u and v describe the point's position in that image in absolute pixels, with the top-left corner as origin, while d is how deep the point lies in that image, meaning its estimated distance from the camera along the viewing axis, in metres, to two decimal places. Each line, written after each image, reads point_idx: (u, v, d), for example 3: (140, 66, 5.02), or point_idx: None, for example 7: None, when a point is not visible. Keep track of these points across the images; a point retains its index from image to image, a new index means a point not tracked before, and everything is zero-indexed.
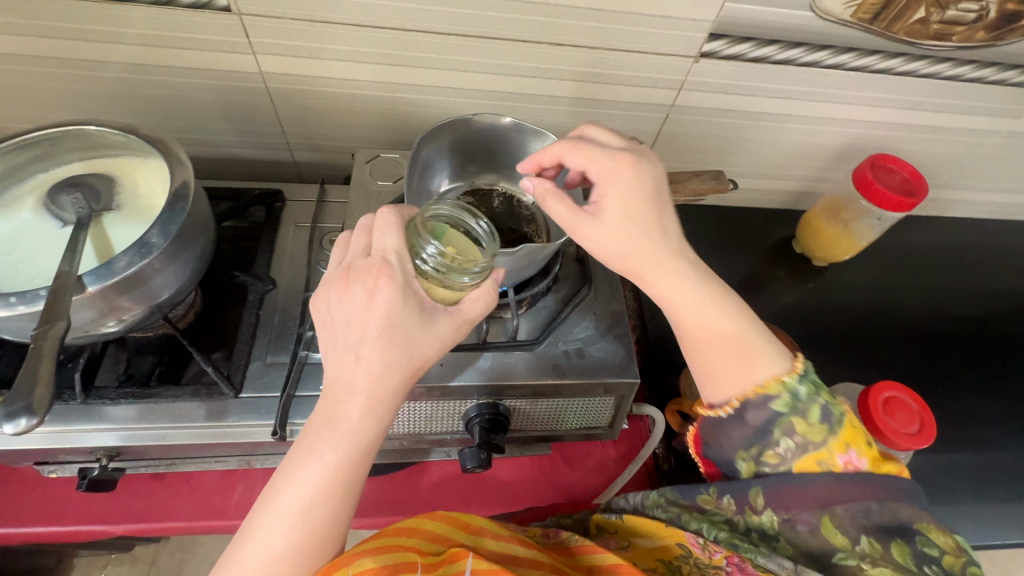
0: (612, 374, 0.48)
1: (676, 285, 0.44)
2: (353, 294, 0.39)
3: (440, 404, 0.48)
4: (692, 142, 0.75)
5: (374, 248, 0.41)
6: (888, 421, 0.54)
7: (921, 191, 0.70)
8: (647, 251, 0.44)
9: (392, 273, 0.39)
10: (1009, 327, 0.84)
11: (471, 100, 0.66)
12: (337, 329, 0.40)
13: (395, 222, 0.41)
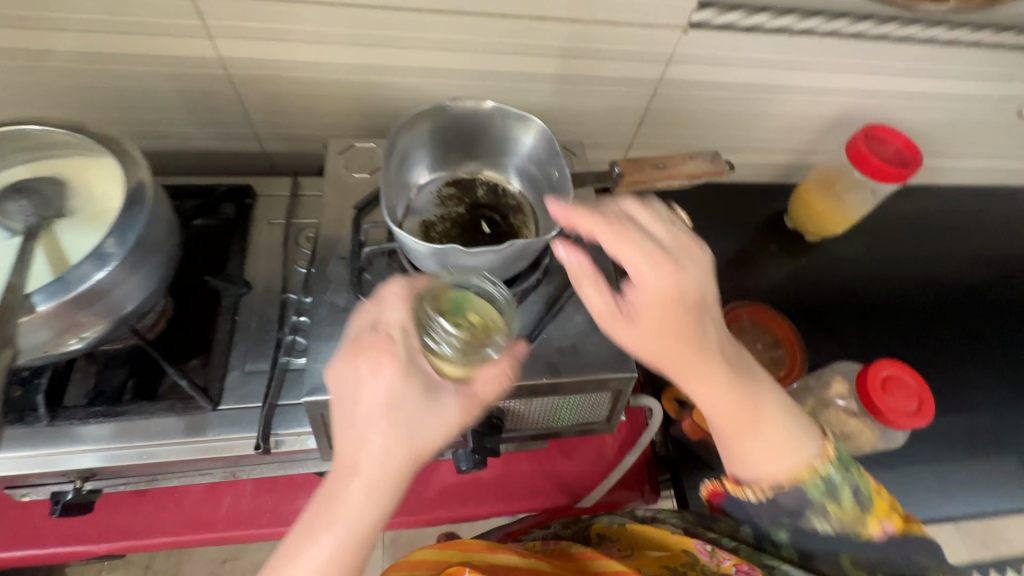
0: (608, 369, 0.46)
1: (711, 392, 0.41)
2: (358, 375, 0.35)
3: None
4: (683, 118, 0.72)
5: (382, 321, 0.37)
6: (887, 403, 0.53)
7: (915, 162, 0.68)
8: (688, 362, 0.39)
9: (399, 352, 0.36)
10: (999, 294, 0.84)
11: (450, 80, 0.62)
12: (343, 407, 0.36)
13: (409, 292, 0.38)
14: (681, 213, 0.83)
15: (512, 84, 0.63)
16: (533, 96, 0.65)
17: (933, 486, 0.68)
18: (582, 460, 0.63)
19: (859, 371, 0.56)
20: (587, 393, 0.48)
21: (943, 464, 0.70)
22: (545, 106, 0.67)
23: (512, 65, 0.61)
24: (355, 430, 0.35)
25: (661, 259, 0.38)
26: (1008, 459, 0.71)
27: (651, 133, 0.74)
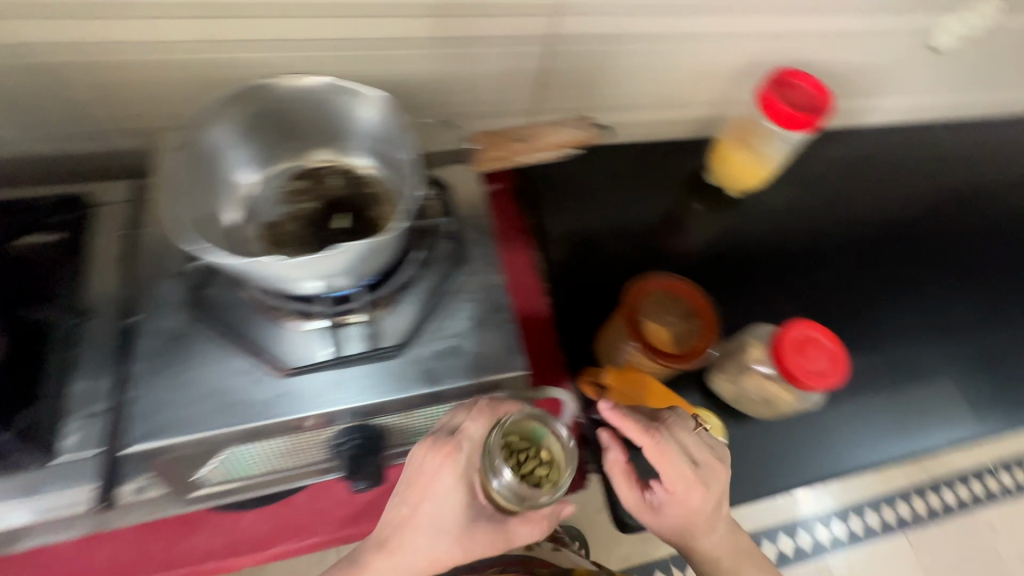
0: (493, 369, 0.42)
1: (708, 540, 0.54)
2: (434, 469, 0.45)
3: (298, 436, 0.40)
4: (586, 77, 0.67)
5: (457, 428, 0.45)
6: (800, 364, 0.52)
7: (823, 105, 0.65)
8: (691, 530, 0.53)
9: (458, 460, 0.45)
10: (917, 231, 0.84)
11: (310, 52, 0.54)
12: (414, 480, 0.46)
13: (487, 412, 0.45)
14: (599, 179, 0.79)
15: (386, 53, 0.56)
16: (414, 64, 0.58)
17: (869, 430, 0.67)
18: None
19: (774, 334, 0.54)
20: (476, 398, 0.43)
21: (877, 401, 0.69)
22: (429, 74, 0.60)
23: (381, 29, 0.54)
24: (412, 502, 0.46)
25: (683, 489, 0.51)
26: (939, 389, 0.71)
27: (554, 95, 0.68)
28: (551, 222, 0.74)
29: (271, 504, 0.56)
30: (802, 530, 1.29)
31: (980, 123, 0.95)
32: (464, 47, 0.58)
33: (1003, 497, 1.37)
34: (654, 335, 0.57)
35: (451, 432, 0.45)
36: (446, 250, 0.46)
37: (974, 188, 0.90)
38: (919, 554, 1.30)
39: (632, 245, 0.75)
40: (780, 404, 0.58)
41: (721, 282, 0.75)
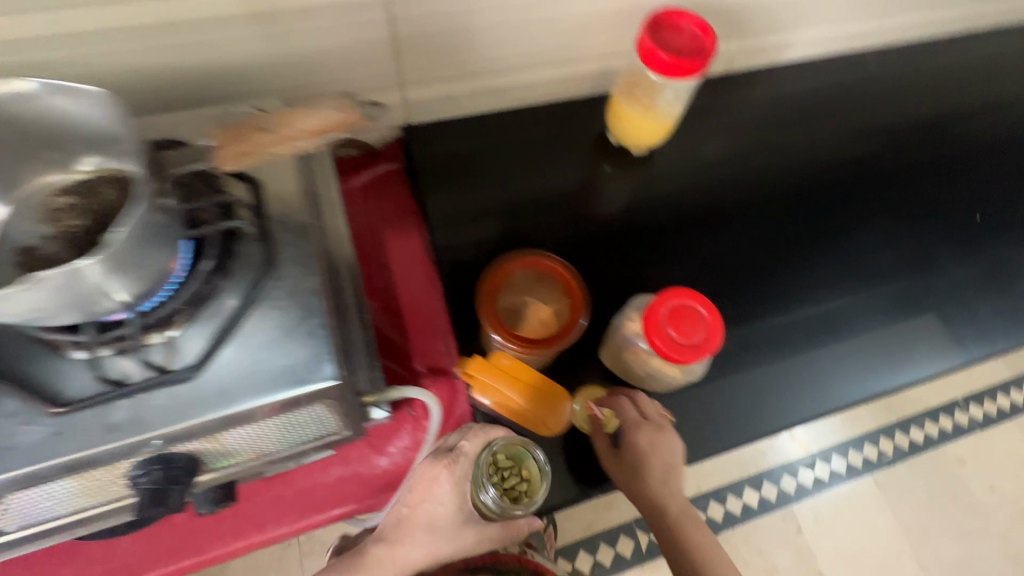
0: (295, 385, 0.38)
1: (671, 488, 0.59)
2: (433, 475, 0.56)
3: (94, 475, 0.38)
4: (453, 41, 0.61)
5: (455, 445, 0.56)
6: (668, 337, 0.48)
7: (710, 47, 0.59)
8: (670, 473, 0.58)
9: (451, 467, 0.55)
10: (837, 175, 0.81)
11: (101, 49, 0.47)
12: (413, 486, 0.57)
13: (477, 434, 0.56)
14: (497, 151, 0.73)
15: (203, 38, 0.49)
16: (245, 47, 0.51)
17: (769, 391, 0.66)
18: (393, 453, 0.60)
19: (647, 304, 0.51)
20: (290, 412, 0.40)
21: (780, 363, 0.68)
22: (266, 58, 0.53)
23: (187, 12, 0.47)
24: (411, 504, 0.58)
25: (661, 447, 0.58)
26: (843, 344, 0.70)
27: (422, 64, 0.62)
28: (443, 205, 0.69)
29: (154, 527, 0.55)
30: (767, 481, 1.29)
31: (912, 49, 0.89)
32: (297, 23, 0.51)
33: (975, 430, 1.34)
34: (539, 320, 0.58)
35: (450, 449, 0.56)
36: (252, 253, 0.42)
37: (902, 122, 0.85)
38: (887, 495, 1.30)
39: (533, 219, 0.71)
40: (667, 380, 0.54)
41: (626, 250, 0.71)
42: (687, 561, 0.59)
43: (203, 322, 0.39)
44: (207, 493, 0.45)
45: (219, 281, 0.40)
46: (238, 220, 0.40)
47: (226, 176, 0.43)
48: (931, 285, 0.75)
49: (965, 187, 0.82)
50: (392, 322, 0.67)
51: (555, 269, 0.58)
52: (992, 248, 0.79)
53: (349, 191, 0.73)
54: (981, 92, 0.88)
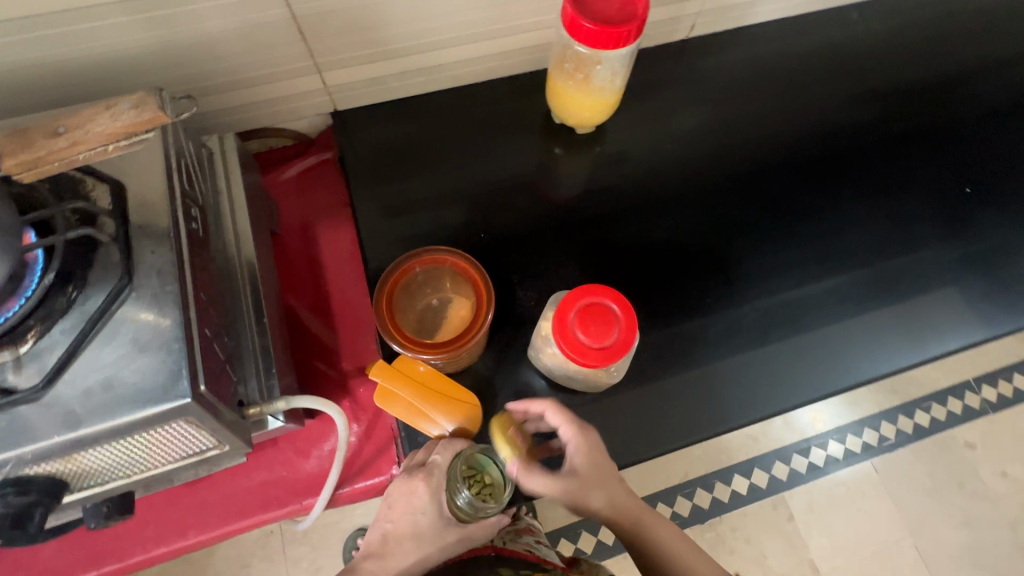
0: (149, 402, 0.37)
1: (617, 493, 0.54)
2: (411, 490, 0.53)
3: None
4: (364, 19, 0.55)
5: (430, 459, 0.53)
6: (577, 340, 0.47)
7: (641, 12, 0.53)
8: (608, 480, 0.52)
9: (427, 479, 0.52)
10: (811, 147, 0.73)
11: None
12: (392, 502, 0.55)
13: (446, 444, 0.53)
14: (434, 137, 0.68)
15: (75, 27, 0.45)
16: (125, 37, 0.48)
17: (725, 389, 0.60)
18: (321, 455, 0.59)
19: (559, 304, 0.49)
20: (150, 430, 0.39)
21: (734, 360, 0.61)
22: (154, 46, 0.50)
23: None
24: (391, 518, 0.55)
25: (594, 464, 0.51)
26: (809, 335, 0.63)
27: (334, 45, 0.57)
28: (376, 200, 0.65)
29: (67, 534, 0.54)
30: (757, 468, 1.20)
31: (896, 5, 0.81)
32: (177, 6, 0.47)
33: (985, 412, 1.24)
34: (459, 318, 0.55)
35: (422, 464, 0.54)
36: (110, 263, 0.40)
37: (883, 86, 0.77)
38: (886, 482, 1.20)
39: (469, 207, 0.66)
40: (591, 381, 0.55)
41: (571, 237, 0.65)
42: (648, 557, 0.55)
43: (55, 338, 0.38)
44: (96, 508, 0.44)
45: (73, 295, 0.38)
46: (91, 228, 0.38)
47: (91, 179, 0.42)
48: (909, 264, 0.67)
49: (954, 153, 0.74)
50: (323, 323, 0.64)
51: (460, 262, 0.54)
52: (982, 221, 0.70)
53: (280, 183, 0.69)
54: (973, 51, 0.80)
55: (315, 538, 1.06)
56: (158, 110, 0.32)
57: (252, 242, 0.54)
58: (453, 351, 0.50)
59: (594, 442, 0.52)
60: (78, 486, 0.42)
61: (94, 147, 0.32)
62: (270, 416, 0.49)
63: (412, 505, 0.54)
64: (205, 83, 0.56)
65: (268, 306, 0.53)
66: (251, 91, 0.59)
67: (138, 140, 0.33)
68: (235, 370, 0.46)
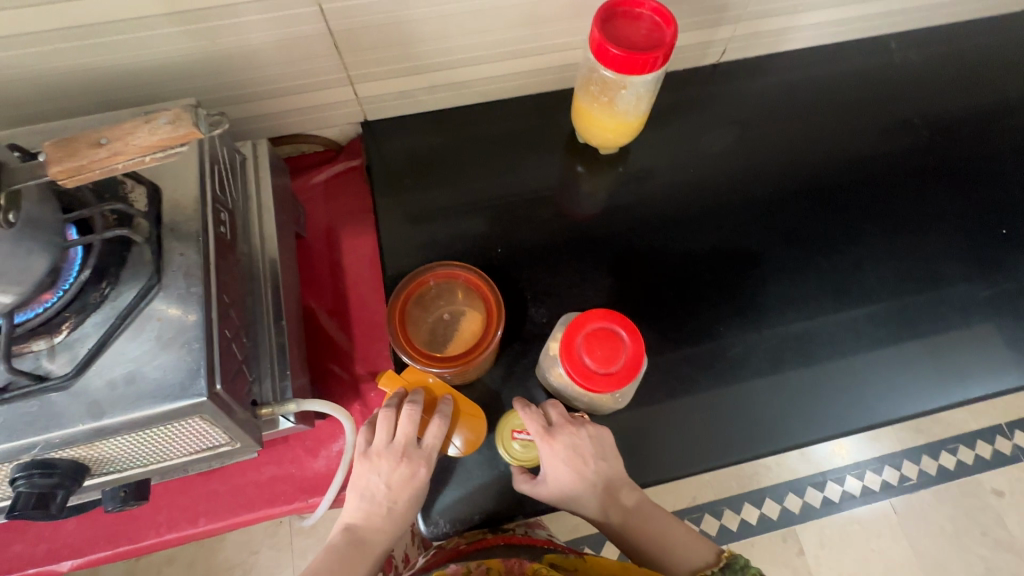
0: (166, 398, 0.39)
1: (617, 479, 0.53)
2: (408, 476, 0.51)
3: None
4: (396, 35, 0.57)
5: (425, 442, 0.52)
6: (585, 365, 0.48)
7: (669, 38, 0.53)
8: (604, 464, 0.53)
9: (423, 459, 0.51)
10: (838, 177, 0.72)
11: (13, 50, 0.46)
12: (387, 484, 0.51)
13: (442, 425, 0.52)
14: (459, 151, 0.70)
15: (127, 35, 0.48)
16: (172, 44, 0.50)
17: (733, 417, 0.59)
18: (329, 455, 0.60)
19: (567, 325, 0.50)
20: (164, 425, 0.41)
21: (745, 391, 0.60)
22: (198, 54, 0.52)
23: (105, 11, 0.46)
24: (387, 500, 0.51)
25: (579, 459, 0.52)
26: (826, 370, 0.62)
27: (367, 58, 0.59)
28: (398, 209, 0.66)
29: (87, 513, 0.57)
30: (769, 498, 1.17)
31: (938, 37, 0.79)
32: (221, 19, 0.49)
33: (1015, 459, 1.19)
34: (470, 333, 0.55)
35: (417, 446, 0.51)
36: (141, 262, 0.42)
37: (920, 118, 0.75)
38: (904, 523, 1.16)
39: (487, 220, 0.67)
40: (599, 405, 0.56)
41: (588, 254, 0.66)
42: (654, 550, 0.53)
43: (87, 331, 0.40)
44: (114, 492, 0.46)
45: (105, 291, 0.41)
46: (126, 229, 0.41)
47: (131, 181, 0.44)
48: (937, 302, 0.65)
49: (992, 192, 0.71)
50: (339, 326, 0.66)
51: (475, 278, 0.55)
52: (1017, 264, 0.67)
53: (308, 188, 0.72)
54: (1018, 87, 0.77)
55: (320, 532, 1.08)
56: (193, 127, 0.34)
57: (275, 243, 0.56)
58: (462, 366, 0.51)
59: (578, 439, 0.52)
60: (96, 473, 0.44)
61: (132, 158, 0.34)
62: (280, 417, 0.51)
63: (406, 491, 0.51)
64: (244, 91, 0.58)
65: (287, 309, 0.55)
66: (286, 99, 0.62)
67: (174, 152, 0.35)
68: (251, 370, 0.48)
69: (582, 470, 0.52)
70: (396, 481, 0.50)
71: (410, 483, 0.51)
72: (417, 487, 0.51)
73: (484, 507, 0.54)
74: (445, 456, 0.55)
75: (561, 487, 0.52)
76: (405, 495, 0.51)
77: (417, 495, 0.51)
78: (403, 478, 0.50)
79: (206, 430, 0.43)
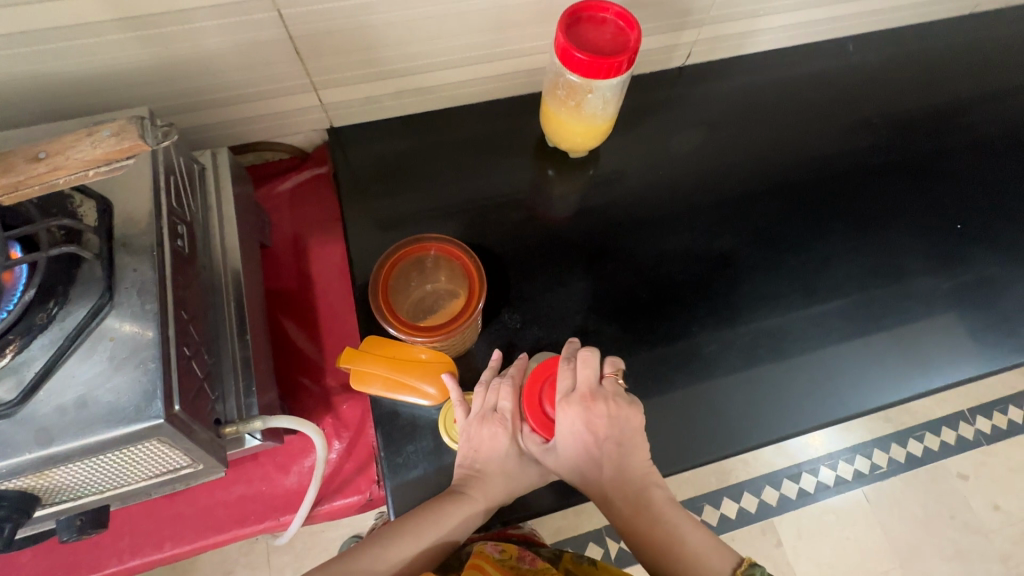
0: (120, 421, 0.37)
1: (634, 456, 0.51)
2: (490, 438, 0.51)
3: None
4: (359, 39, 0.56)
5: (498, 405, 0.52)
6: (541, 414, 0.51)
7: (633, 42, 0.54)
8: (622, 433, 0.50)
9: (505, 422, 0.52)
10: (802, 175, 0.74)
11: None
12: (474, 448, 0.51)
13: (509, 392, 0.53)
14: (428, 157, 0.69)
15: (73, 42, 0.46)
16: (123, 51, 0.48)
17: (707, 415, 0.60)
18: (301, 471, 0.59)
19: (529, 376, 0.53)
20: (121, 450, 0.39)
21: (720, 389, 0.61)
22: (152, 62, 0.51)
23: (48, 17, 0.44)
24: (475, 466, 0.51)
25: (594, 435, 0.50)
26: (795, 365, 0.63)
27: (330, 64, 0.58)
28: (367, 215, 0.65)
29: (44, 543, 0.54)
30: (747, 492, 1.19)
31: (893, 39, 0.82)
32: (175, 25, 0.48)
33: (978, 443, 1.23)
34: (445, 314, 0.55)
35: (493, 409, 0.52)
36: (92, 279, 0.40)
37: (878, 117, 0.78)
38: (876, 511, 1.19)
39: (459, 224, 0.66)
40: None
41: (560, 256, 0.66)
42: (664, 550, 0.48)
43: (33, 354, 0.38)
44: (69, 521, 0.44)
45: (53, 310, 0.39)
46: (75, 245, 0.39)
47: (79, 194, 0.42)
48: (899, 296, 0.67)
49: (947, 187, 0.74)
50: (309, 338, 0.65)
51: (470, 264, 0.54)
52: (974, 258, 0.70)
53: (274, 197, 0.70)
54: (970, 86, 0.80)
55: (298, 548, 1.05)
56: (138, 139, 0.32)
57: (238, 253, 0.54)
58: (425, 338, 0.51)
59: (597, 409, 0.49)
60: (48, 503, 0.42)
61: (74, 172, 0.33)
62: (247, 435, 0.49)
63: (492, 453, 0.51)
64: (203, 98, 0.57)
65: (253, 322, 0.54)
66: (247, 107, 0.60)
67: (120, 166, 0.34)
68: (214, 388, 0.47)
69: (591, 448, 0.50)
70: (479, 441, 0.51)
71: (495, 446, 0.51)
72: (506, 449, 0.51)
73: None
74: (419, 467, 0.54)
75: (570, 447, 0.50)
76: (493, 456, 0.51)
77: (505, 458, 0.51)
78: (487, 438, 0.51)
79: (165, 453, 0.42)
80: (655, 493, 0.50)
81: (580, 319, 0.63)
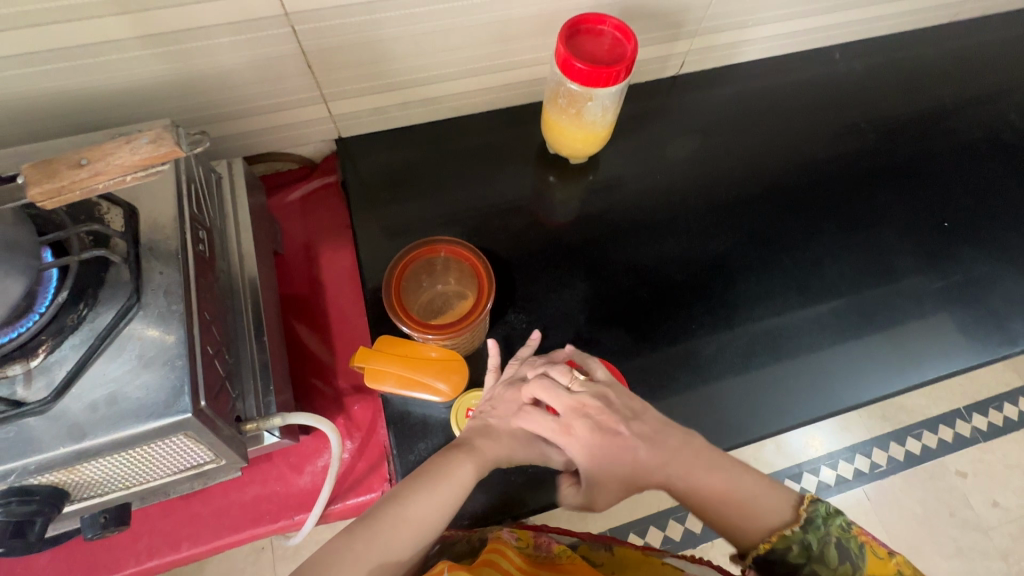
0: (149, 416, 0.39)
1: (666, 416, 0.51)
2: (511, 400, 0.53)
3: None
4: (369, 53, 0.59)
5: (526, 374, 0.55)
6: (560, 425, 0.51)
7: (630, 53, 0.57)
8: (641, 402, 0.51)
9: (530, 386, 0.53)
10: (793, 178, 0.76)
11: None
12: (494, 404, 0.53)
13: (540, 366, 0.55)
14: (434, 165, 0.71)
15: (98, 59, 0.48)
16: (145, 67, 0.51)
17: (708, 410, 0.62)
18: (314, 470, 0.60)
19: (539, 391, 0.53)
20: (149, 445, 0.41)
21: (720, 385, 0.63)
22: (171, 76, 0.53)
23: (76, 35, 0.46)
24: (493, 418, 0.52)
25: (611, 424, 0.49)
26: (793, 361, 0.65)
27: (341, 77, 0.60)
28: (376, 222, 0.67)
29: (63, 545, 0.55)
30: None
31: (877, 48, 0.86)
32: (194, 42, 0.50)
33: (975, 440, 1.25)
34: (455, 313, 0.57)
35: (521, 377, 0.55)
36: (119, 282, 0.42)
37: (865, 122, 0.81)
38: (878, 509, 1.20)
39: (465, 229, 0.68)
40: None
41: (563, 258, 0.68)
42: (724, 502, 0.47)
43: (65, 353, 0.40)
44: (94, 518, 0.45)
45: (83, 312, 0.40)
46: (104, 249, 0.41)
47: (105, 202, 0.44)
48: (891, 294, 0.70)
49: (933, 188, 0.77)
50: (320, 341, 0.66)
51: (479, 265, 0.56)
52: (961, 256, 0.72)
53: (284, 206, 0.72)
54: (953, 92, 0.84)
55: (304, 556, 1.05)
56: (174, 145, 0.35)
57: (254, 260, 0.56)
58: (437, 335, 0.53)
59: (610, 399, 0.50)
60: (75, 499, 0.43)
61: (112, 178, 0.35)
62: (265, 432, 0.51)
63: (511, 415, 0.52)
64: (218, 111, 0.59)
65: (268, 325, 0.55)
66: (260, 119, 0.62)
67: (156, 171, 0.36)
68: (234, 387, 0.48)
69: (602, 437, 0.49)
70: (500, 400, 0.53)
71: (515, 407, 0.52)
72: (523, 414, 0.53)
73: (476, 514, 0.54)
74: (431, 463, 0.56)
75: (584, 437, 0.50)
76: (511, 418, 0.52)
77: (522, 421, 0.52)
78: (508, 399, 0.53)
79: (190, 449, 0.43)
80: (699, 439, 0.50)
81: (584, 318, 0.65)
